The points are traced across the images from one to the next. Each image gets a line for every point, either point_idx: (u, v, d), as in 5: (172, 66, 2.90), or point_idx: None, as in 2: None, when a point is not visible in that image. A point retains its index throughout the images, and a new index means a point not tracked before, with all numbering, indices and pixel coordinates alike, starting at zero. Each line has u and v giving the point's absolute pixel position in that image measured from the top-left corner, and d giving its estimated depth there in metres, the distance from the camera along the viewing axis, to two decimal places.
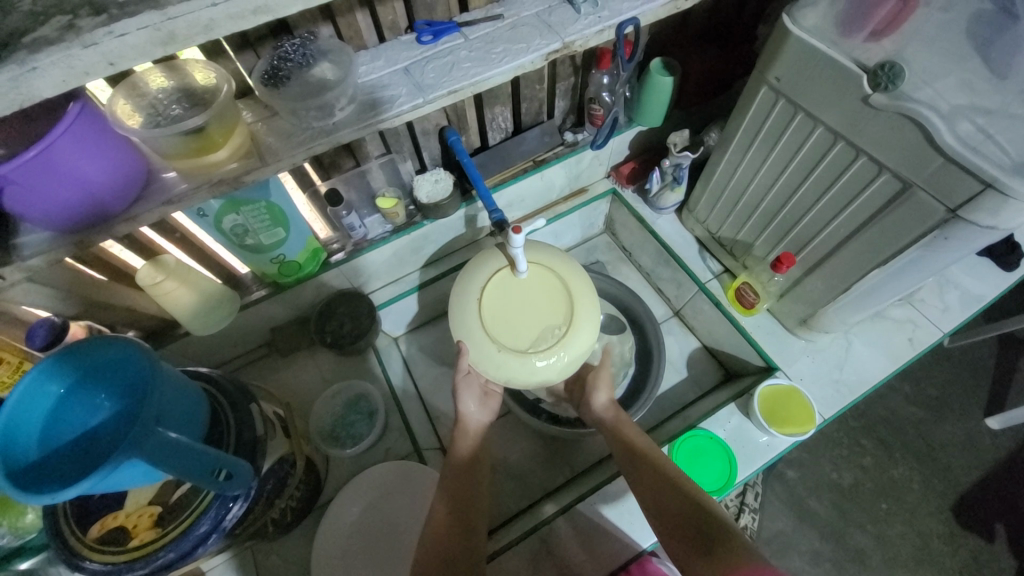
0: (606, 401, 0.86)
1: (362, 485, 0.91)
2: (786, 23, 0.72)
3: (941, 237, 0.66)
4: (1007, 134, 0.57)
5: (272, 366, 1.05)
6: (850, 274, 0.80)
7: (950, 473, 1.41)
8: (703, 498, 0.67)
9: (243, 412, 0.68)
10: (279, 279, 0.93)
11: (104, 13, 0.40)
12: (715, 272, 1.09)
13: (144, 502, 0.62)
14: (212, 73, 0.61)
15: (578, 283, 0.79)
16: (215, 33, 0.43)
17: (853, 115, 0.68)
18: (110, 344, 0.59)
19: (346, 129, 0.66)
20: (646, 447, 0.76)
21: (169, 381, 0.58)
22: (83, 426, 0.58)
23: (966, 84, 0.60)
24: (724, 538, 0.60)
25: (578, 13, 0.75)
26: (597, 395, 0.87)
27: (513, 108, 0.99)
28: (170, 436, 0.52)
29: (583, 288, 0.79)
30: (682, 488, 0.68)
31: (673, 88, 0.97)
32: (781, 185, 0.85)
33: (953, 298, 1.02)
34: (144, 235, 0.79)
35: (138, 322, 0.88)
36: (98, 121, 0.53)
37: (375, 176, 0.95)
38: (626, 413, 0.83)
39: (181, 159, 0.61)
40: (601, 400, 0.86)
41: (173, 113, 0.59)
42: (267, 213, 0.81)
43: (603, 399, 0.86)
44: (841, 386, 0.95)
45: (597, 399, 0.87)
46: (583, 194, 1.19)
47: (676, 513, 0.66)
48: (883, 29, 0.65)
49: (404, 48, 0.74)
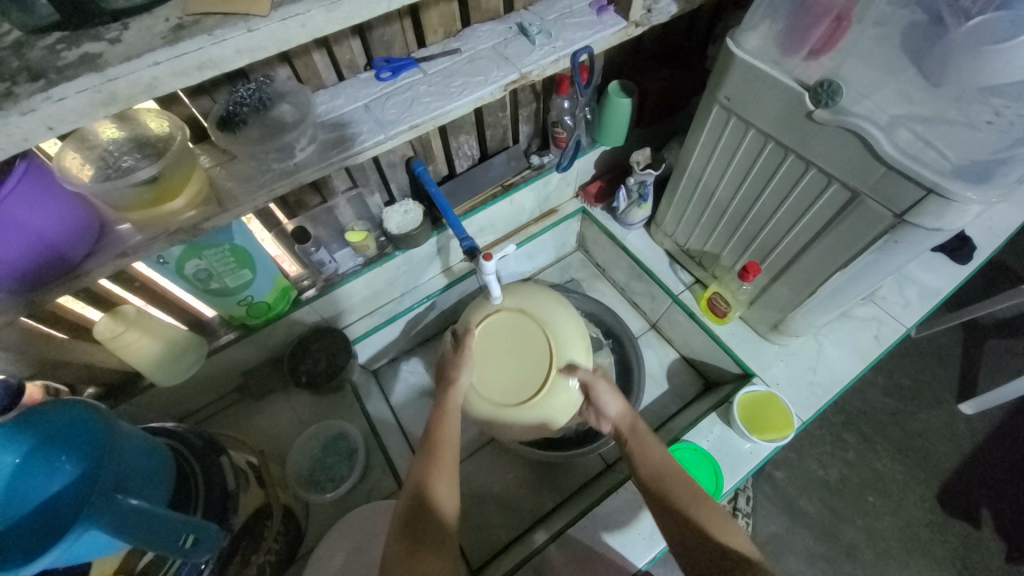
0: (618, 408, 0.78)
1: (345, 529, 0.87)
2: (730, 45, 0.75)
3: (891, 241, 0.69)
4: (943, 141, 0.61)
5: (246, 410, 1.02)
6: (813, 278, 0.83)
7: (931, 461, 1.45)
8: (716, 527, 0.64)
9: (212, 466, 0.66)
10: (248, 320, 0.91)
11: (42, 78, 0.39)
12: (687, 283, 1.11)
13: (107, 573, 0.57)
14: (166, 122, 0.60)
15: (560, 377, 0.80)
16: (160, 90, 0.42)
17: (800, 130, 0.72)
18: (67, 406, 0.56)
19: (308, 169, 0.66)
20: (657, 469, 0.71)
21: (126, 442, 0.55)
22: (42, 495, 0.54)
23: (903, 94, 0.65)
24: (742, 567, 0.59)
25: (533, 44, 0.78)
26: (607, 405, 0.79)
27: (478, 135, 1.01)
28: (131, 502, 0.50)
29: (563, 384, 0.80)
30: (692, 520, 0.65)
31: (631, 108, 1.00)
32: (741, 197, 0.87)
33: (913, 293, 1.06)
34: (101, 286, 0.76)
35: (99, 377, 0.84)
36: (46, 180, 0.52)
37: (343, 211, 0.94)
38: (642, 423, 0.76)
39: (137, 211, 0.60)
40: (612, 408, 0.79)
41: (125, 164, 0.58)
42: (231, 256, 0.79)
43: (614, 407, 0.78)
44: (816, 388, 0.97)
45: (607, 406, 0.79)
46: (554, 214, 1.20)
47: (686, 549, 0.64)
48: (821, 47, 0.69)
49: (363, 85, 0.74)
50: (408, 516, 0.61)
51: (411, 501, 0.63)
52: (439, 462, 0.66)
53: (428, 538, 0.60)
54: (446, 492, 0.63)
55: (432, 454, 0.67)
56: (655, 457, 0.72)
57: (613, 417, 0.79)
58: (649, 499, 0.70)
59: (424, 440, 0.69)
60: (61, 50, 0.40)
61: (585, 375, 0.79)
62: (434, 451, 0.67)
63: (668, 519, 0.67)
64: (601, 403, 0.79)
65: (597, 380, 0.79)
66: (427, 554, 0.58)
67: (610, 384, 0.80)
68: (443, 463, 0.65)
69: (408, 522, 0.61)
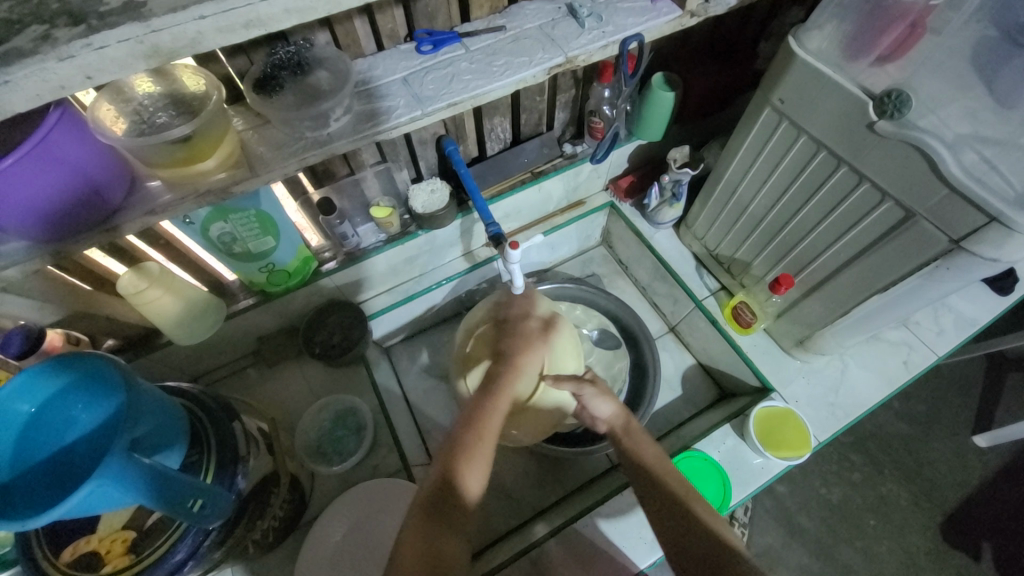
0: (610, 409, 0.76)
1: (347, 503, 0.88)
2: (791, 45, 0.71)
3: (942, 267, 0.65)
4: (1013, 166, 0.56)
5: (259, 376, 1.02)
6: (850, 297, 0.80)
7: (939, 491, 1.41)
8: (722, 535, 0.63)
9: (226, 430, 0.66)
10: (268, 287, 0.90)
11: (83, 24, 0.37)
12: (712, 289, 1.08)
13: (118, 526, 0.59)
14: (202, 80, 0.59)
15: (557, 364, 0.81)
16: (202, 46, 0.40)
17: (857, 141, 0.68)
18: (83, 359, 0.55)
19: (342, 140, 0.64)
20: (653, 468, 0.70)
21: (146, 399, 0.55)
22: (57, 444, 0.55)
23: (968, 114, 0.59)
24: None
25: (582, 28, 0.74)
26: (599, 406, 0.75)
27: (512, 119, 0.98)
28: (146, 461, 0.50)
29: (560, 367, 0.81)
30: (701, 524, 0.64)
31: (674, 103, 0.96)
32: (783, 206, 0.84)
33: (947, 321, 1.02)
34: (129, 242, 0.76)
35: (119, 330, 0.85)
36: (79, 130, 0.51)
37: (370, 184, 0.93)
38: (637, 421, 0.75)
39: (167, 168, 0.59)
40: (603, 410, 0.76)
41: (158, 121, 0.56)
42: (256, 221, 0.78)
43: (606, 410, 0.75)
44: (836, 409, 0.94)
45: (599, 409, 0.76)
46: (581, 206, 1.18)
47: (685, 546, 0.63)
48: (892, 53, 0.64)
49: (403, 57, 0.72)
50: (428, 500, 0.60)
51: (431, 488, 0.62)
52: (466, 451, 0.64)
53: (450, 525, 0.59)
54: (471, 478, 0.63)
55: (466, 443, 0.65)
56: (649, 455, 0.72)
57: (606, 417, 0.77)
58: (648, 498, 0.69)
59: (449, 438, 0.67)
60: None
61: (571, 387, 0.74)
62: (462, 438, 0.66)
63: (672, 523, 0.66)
64: (593, 406, 0.75)
65: (583, 387, 0.73)
66: (445, 535, 0.57)
67: (603, 389, 0.75)
68: (480, 451, 0.65)
69: (427, 506, 0.60)
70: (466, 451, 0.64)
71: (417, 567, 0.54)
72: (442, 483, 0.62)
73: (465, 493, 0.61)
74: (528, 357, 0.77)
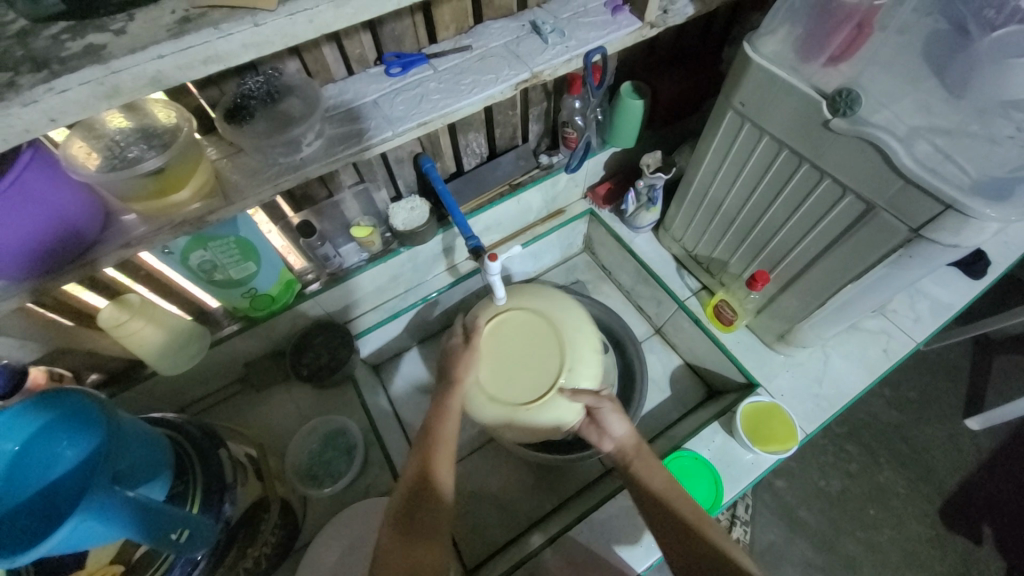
0: (625, 428, 0.77)
1: (340, 526, 0.88)
2: (747, 50, 0.74)
3: (906, 255, 0.67)
4: (963, 155, 0.59)
5: (247, 402, 1.02)
6: (823, 290, 0.82)
7: (934, 476, 1.43)
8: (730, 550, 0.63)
9: (211, 458, 0.66)
10: (251, 312, 0.91)
11: (46, 69, 0.38)
12: (693, 290, 1.10)
13: (105, 561, 0.57)
14: (174, 112, 0.60)
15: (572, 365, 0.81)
16: (165, 84, 0.42)
17: (816, 138, 0.70)
18: (65, 396, 0.56)
19: (314, 164, 0.65)
20: (663, 488, 0.70)
21: (128, 433, 0.55)
22: (40, 482, 0.54)
23: (922, 106, 0.62)
24: None
25: (546, 44, 0.76)
26: (615, 423, 0.78)
27: (487, 133, 1.00)
28: (130, 494, 0.50)
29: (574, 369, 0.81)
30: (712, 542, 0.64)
31: (643, 110, 0.99)
32: (753, 204, 0.86)
33: (924, 307, 1.05)
34: (106, 274, 0.76)
35: (103, 364, 0.85)
36: (53, 167, 0.52)
37: (350, 205, 0.94)
38: (648, 443, 0.76)
39: (142, 202, 0.59)
40: (618, 427, 0.77)
41: (130, 155, 0.57)
42: (236, 248, 0.79)
43: (621, 428, 0.77)
44: (821, 401, 0.96)
45: (615, 425, 0.78)
46: (561, 215, 1.19)
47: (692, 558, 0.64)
48: (842, 53, 0.67)
49: (372, 80, 0.74)
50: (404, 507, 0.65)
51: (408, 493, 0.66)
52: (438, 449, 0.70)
53: (423, 531, 0.62)
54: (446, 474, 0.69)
55: (436, 434, 0.71)
56: (659, 477, 0.72)
57: (617, 436, 0.78)
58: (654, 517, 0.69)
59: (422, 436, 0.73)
60: (66, 41, 0.40)
61: (589, 400, 0.78)
62: (434, 439, 0.71)
63: (679, 545, 0.65)
64: (609, 421, 0.78)
65: (602, 402, 0.78)
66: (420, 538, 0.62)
67: (619, 407, 0.79)
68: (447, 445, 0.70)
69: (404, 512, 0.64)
70: (441, 435, 0.71)
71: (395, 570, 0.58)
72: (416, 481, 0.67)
73: (438, 488, 0.66)
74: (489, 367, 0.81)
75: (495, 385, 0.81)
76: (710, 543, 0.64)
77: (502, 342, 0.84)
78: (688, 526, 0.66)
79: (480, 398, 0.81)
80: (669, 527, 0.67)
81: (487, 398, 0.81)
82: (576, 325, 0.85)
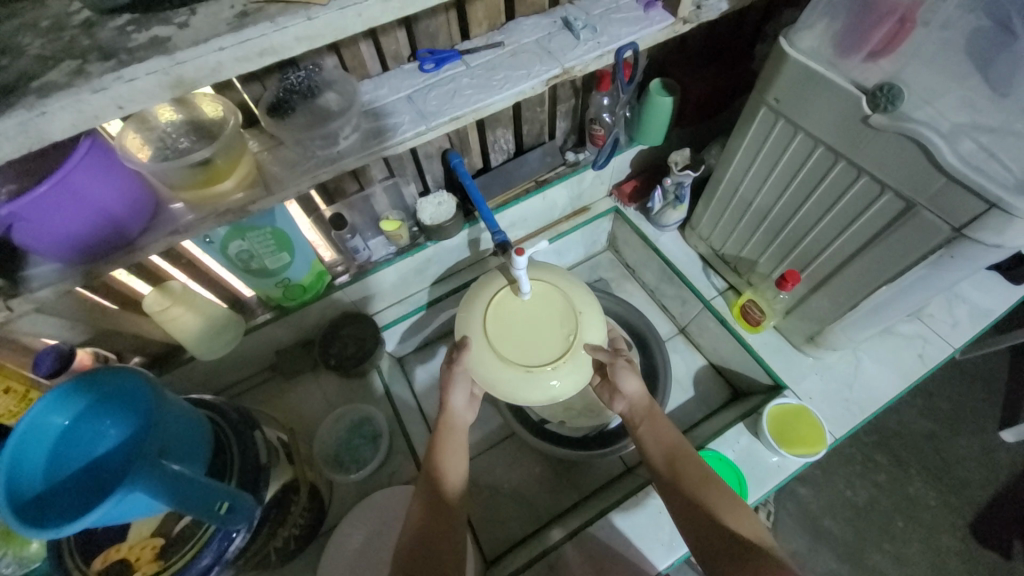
0: (637, 389, 0.77)
1: (364, 511, 0.90)
2: (783, 45, 0.72)
3: (947, 255, 0.65)
4: (1010, 152, 0.57)
5: (277, 389, 1.05)
6: (857, 291, 0.80)
7: (967, 489, 1.38)
8: (723, 513, 0.63)
9: (247, 439, 0.68)
10: (283, 301, 0.93)
11: (114, 59, 0.41)
12: (719, 289, 1.08)
13: (147, 533, 0.61)
14: (220, 106, 0.63)
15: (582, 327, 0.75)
16: (223, 75, 0.44)
17: (853, 135, 0.69)
18: (115, 374, 0.59)
19: (351, 157, 0.67)
20: (667, 451, 0.73)
21: (171, 412, 0.58)
22: (89, 455, 0.58)
23: (967, 102, 0.60)
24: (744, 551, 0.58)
25: (577, 39, 0.77)
26: (627, 383, 0.77)
27: (515, 130, 1.01)
28: (174, 468, 0.52)
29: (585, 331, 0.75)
30: (706, 504, 0.65)
31: (672, 108, 0.98)
32: (785, 202, 0.84)
33: (962, 312, 1.01)
34: (152, 262, 0.80)
35: (144, 348, 0.89)
36: (108, 156, 0.54)
37: (379, 199, 0.96)
38: (659, 407, 0.77)
39: (188, 190, 0.62)
40: (631, 387, 0.77)
41: (181, 146, 0.60)
42: (272, 238, 0.82)
43: (634, 387, 0.77)
44: (851, 405, 0.93)
45: (628, 386, 0.77)
46: (586, 212, 1.19)
47: (685, 515, 0.67)
48: (882, 49, 0.65)
49: (407, 76, 0.75)
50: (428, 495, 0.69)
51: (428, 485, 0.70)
52: (442, 447, 0.74)
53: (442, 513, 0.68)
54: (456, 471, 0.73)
55: (441, 436, 0.75)
56: (665, 440, 0.74)
57: (631, 396, 0.78)
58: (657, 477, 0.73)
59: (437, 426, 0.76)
60: (131, 32, 0.42)
61: (607, 357, 0.74)
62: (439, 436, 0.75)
63: (677, 502, 0.68)
64: (622, 382, 0.77)
65: (618, 358, 0.76)
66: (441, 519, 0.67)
67: (630, 366, 0.77)
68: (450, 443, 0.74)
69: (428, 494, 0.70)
70: (446, 435, 0.75)
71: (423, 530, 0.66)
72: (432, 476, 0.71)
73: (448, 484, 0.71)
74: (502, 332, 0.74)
75: (505, 350, 0.72)
76: (710, 513, 0.64)
77: (511, 304, 0.75)
78: (686, 486, 0.69)
79: (490, 367, 0.72)
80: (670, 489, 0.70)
81: (499, 366, 0.71)
82: (579, 282, 0.80)
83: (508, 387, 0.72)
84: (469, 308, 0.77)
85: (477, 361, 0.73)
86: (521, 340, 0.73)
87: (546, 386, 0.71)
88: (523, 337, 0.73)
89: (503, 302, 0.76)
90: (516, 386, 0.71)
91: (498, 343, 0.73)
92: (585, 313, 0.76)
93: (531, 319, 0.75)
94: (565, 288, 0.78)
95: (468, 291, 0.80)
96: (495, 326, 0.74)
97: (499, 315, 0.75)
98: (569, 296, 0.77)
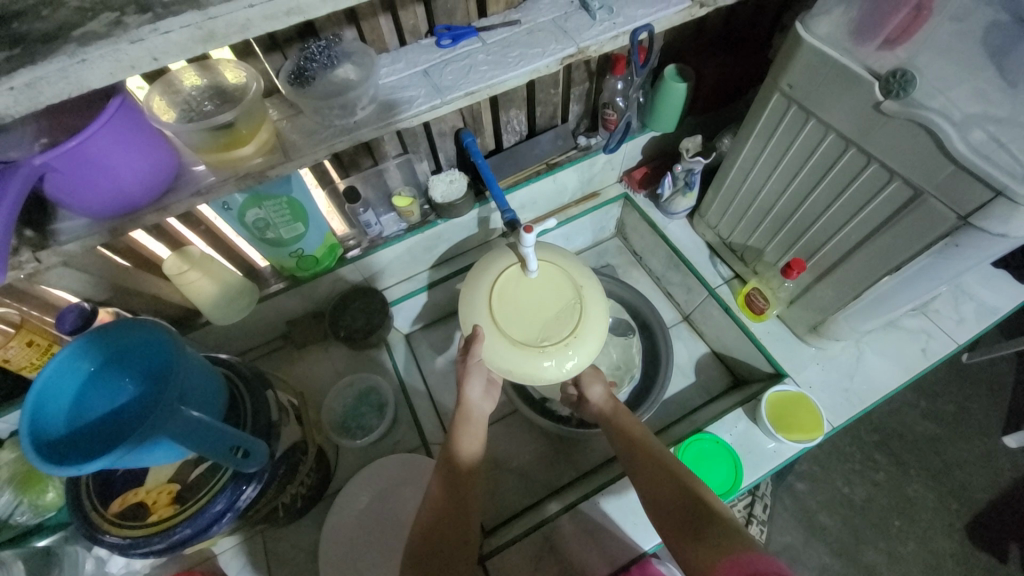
0: (600, 394, 0.90)
1: (368, 477, 0.94)
2: (800, 30, 0.73)
3: (951, 244, 0.66)
4: (1019, 142, 0.56)
5: (288, 357, 1.08)
6: (861, 280, 0.80)
7: (966, 491, 1.38)
8: (694, 485, 0.67)
9: (259, 398, 0.71)
10: (296, 272, 0.96)
11: (150, 12, 0.43)
12: (725, 277, 1.09)
13: (164, 479, 0.64)
14: (242, 73, 0.64)
15: (590, 302, 0.77)
16: (251, 32, 0.45)
17: (865, 121, 0.69)
18: (136, 327, 0.61)
19: (367, 128, 0.69)
20: (636, 437, 0.78)
21: (191, 364, 0.60)
22: (109, 403, 0.61)
23: (979, 93, 0.60)
24: (714, 520, 0.61)
25: (593, 20, 0.77)
26: (591, 389, 0.90)
27: (528, 111, 1.02)
28: (192, 415, 0.55)
29: (593, 306, 0.77)
30: (677, 477, 0.69)
31: (686, 94, 0.98)
32: (793, 191, 0.85)
33: (968, 309, 1.01)
34: (172, 226, 0.82)
35: (161, 310, 0.92)
36: (135, 114, 0.56)
37: (392, 175, 0.98)
38: (624, 405, 0.86)
39: (210, 154, 0.64)
40: (595, 393, 0.90)
41: (206, 109, 0.62)
42: (287, 208, 0.84)
43: (598, 393, 0.89)
44: (852, 396, 0.94)
45: (593, 392, 0.90)
46: (595, 198, 1.20)
47: (653, 488, 0.70)
48: (897, 37, 0.65)
49: (424, 51, 0.77)
50: (449, 475, 0.74)
51: (448, 468, 0.75)
52: (457, 431, 0.80)
53: (462, 498, 0.73)
54: (469, 452, 0.78)
55: (458, 425, 0.81)
56: (634, 430, 0.80)
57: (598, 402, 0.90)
58: (628, 460, 0.76)
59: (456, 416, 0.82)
60: None
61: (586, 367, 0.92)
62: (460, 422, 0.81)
63: (646, 478, 0.71)
64: (588, 389, 0.91)
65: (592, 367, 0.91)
66: (459, 500, 0.72)
67: (593, 374, 0.91)
68: (467, 425, 0.81)
69: (447, 473, 0.75)
70: (462, 425, 0.81)
71: (443, 506, 0.71)
72: (448, 459, 0.76)
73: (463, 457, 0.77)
74: (513, 315, 0.75)
75: (515, 332, 0.74)
76: (679, 485, 0.68)
77: (520, 287, 0.76)
78: (657, 462, 0.72)
79: (505, 352, 0.73)
80: (642, 469, 0.73)
81: (514, 351, 0.73)
82: (580, 259, 0.82)
83: (525, 370, 0.73)
84: (478, 292, 0.77)
85: (491, 348, 0.74)
86: (530, 321, 0.75)
87: (561, 363, 0.73)
88: (534, 318, 0.75)
89: (511, 282, 0.77)
90: (529, 365, 0.73)
91: (508, 326, 0.74)
92: (590, 288, 0.79)
93: (542, 301, 0.76)
94: (566, 265, 0.80)
95: (474, 266, 0.81)
96: (507, 311, 0.75)
97: (506, 298, 0.76)
98: (574, 276, 0.79)
